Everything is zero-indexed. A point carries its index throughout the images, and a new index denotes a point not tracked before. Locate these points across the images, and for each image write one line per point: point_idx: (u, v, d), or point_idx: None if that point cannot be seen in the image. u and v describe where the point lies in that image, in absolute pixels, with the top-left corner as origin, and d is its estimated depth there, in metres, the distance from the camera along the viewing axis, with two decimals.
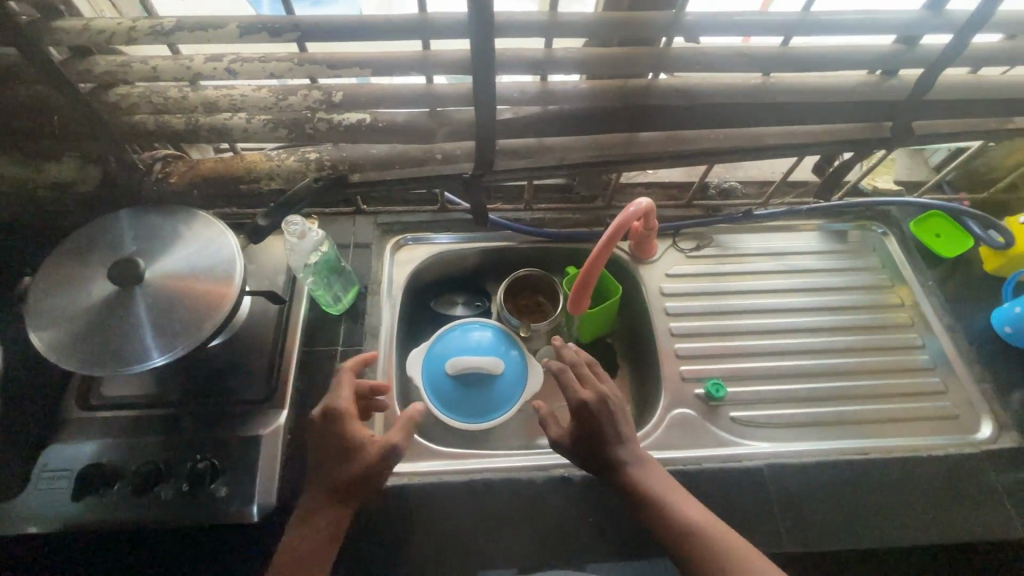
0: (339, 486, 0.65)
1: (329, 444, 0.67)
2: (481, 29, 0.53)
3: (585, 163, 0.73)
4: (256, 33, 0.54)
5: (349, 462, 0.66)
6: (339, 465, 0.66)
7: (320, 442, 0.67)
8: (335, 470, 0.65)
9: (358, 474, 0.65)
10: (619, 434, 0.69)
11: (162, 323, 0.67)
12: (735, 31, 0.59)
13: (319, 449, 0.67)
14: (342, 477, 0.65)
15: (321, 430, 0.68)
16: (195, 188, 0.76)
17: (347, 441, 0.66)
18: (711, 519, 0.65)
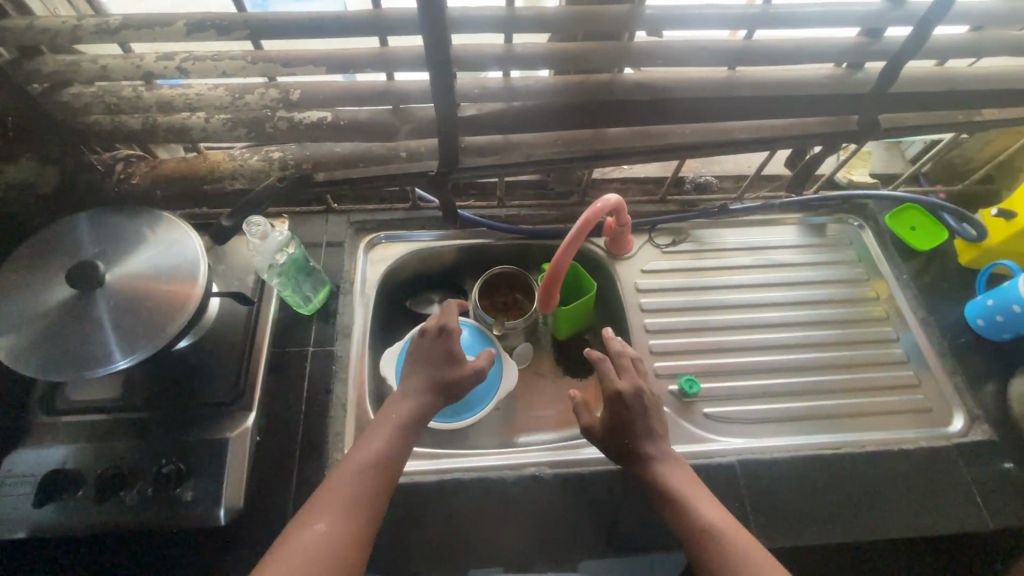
0: (444, 385, 0.74)
1: (437, 354, 0.76)
2: (434, 26, 0.52)
3: (552, 159, 0.73)
4: (205, 31, 0.53)
5: (457, 364, 0.76)
6: (455, 372, 0.75)
7: (431, 354, 0.76)
8: (440, 370, 0.74)
9: (445, 375, 0.74)
10: (649, 427, 0.70)
11: (125, 326, 0.66)
12: (696, 25, 0.58)
13: (429, 359, 0.75)
14: (451, 377, 0.74)
15: (422, 348, 0.77)
16: (157, 188, 0.74)
17: (456, 350, 0.76)
18: (731, 520, 0.63)
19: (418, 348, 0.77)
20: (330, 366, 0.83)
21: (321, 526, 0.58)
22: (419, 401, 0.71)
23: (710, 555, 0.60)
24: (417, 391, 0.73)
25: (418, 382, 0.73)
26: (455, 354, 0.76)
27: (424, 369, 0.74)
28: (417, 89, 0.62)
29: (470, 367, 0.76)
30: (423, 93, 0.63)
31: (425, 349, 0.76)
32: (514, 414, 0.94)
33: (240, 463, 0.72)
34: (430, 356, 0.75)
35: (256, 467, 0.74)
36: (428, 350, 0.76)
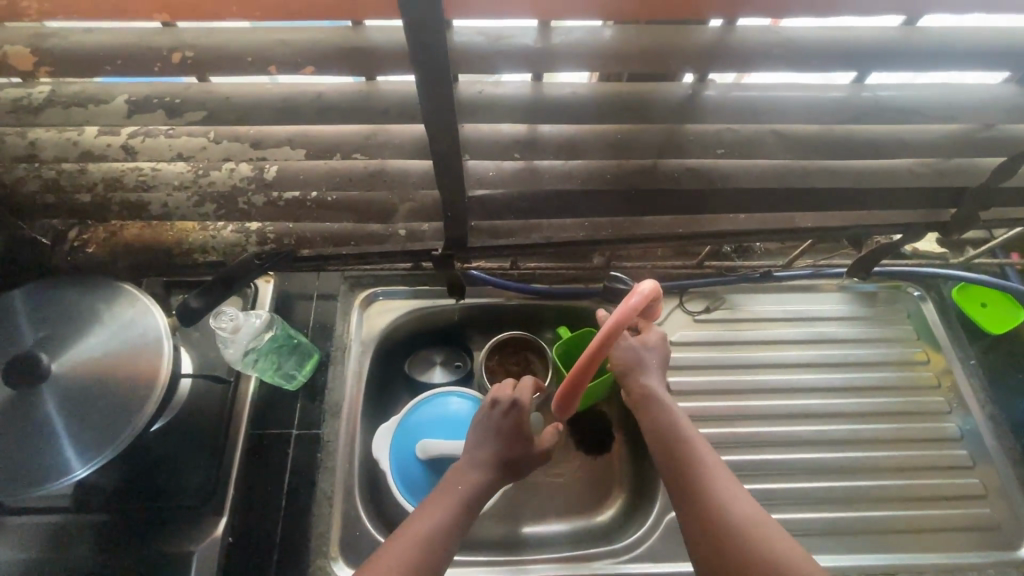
0: (513, 465, 0.64)
1: (507, 426, 0.65)
2: (438, 117, 0.41)
3: (578, 242, 0.61)
4: (150, 111, 0.42)
5: (528, 443, 0.66)
6: (524, 451, 0.65)
7: (501, 428, 0.65)
8: (511, 449, 0.64)
9: (516, 451, 0.65)
10: (648, 359, 0.69)
11: (74, 429, 0.57)
12: (772, 111, 0.46)
13: (500, 429, 0.65)
14: (522, 455, 0.65)
15: (492, 416, 0.67)
16: (117, 258, 0.65)
17: (528, 428, 0.66)
18: (707, 445, 0.62)
19: (485, 421, 0.67)
20: (317, 453, 0.74)
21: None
22: (484, 476, 0.62)
23: (684, 479, 0.58)
24: (479, 464, 0.63)
25: (487, 454, 0.64)
26: (528, 430, 0.66)
27: (493, 446, 0.64)
28: (419, 170, 0.51)
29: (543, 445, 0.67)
30: (425, 176, 0.51)
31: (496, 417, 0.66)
32: (522, 500, 0.84)
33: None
34: (501, 430, 0.65)
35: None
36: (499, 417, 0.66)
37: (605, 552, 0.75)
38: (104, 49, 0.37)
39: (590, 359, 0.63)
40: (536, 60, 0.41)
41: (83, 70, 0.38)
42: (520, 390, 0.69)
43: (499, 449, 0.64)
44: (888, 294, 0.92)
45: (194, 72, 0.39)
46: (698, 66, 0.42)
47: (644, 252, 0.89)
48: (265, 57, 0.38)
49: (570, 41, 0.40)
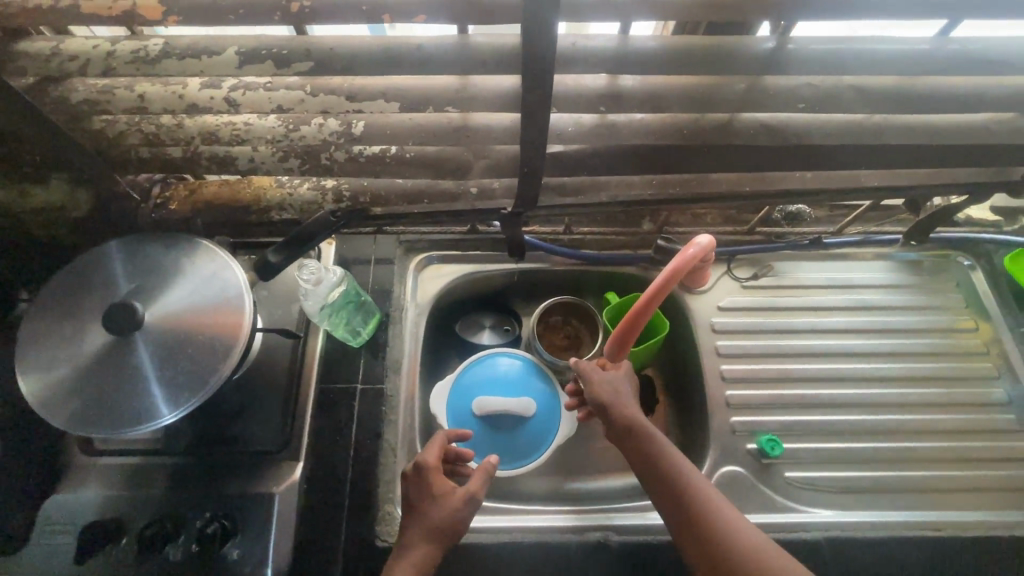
0: (438, 528, 0.63)
1: (415, 496, 0.66)
2: (535, 63, 0.42)
3: (644, 202, 0.63)
4: (259, 62, 0.44)
5: (443, 502, 0.65)
6: (437, 510, 0.64)
7: (413, 505, 0.66)
8: (426, 515, 0.64)
9: (434, 514, 0.64)
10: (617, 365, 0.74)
11: (165, 375, 0.60)
12: (856, 64, 0.46)
13: (410, 503, 0.66)
14: (438, 514, 0.64)
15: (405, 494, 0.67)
16: (197, 215, 0.68)
17: (434, 487, 0.66)
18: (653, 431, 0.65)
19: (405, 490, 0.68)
20: (380, 406, 0.77)
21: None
22: (415, 547, 0.62)
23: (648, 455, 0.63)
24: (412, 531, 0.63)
25: (410, 529, 0.64)
26: (434, 487, 0.66)
27: (413, 516, 0.65)
28: (498, 125, 0.53)
29: (459, 492, 0.65)
30: (507, 130, 0.53)
31: (407, 491, 0.67)
32: (570, 457, 0.87)
33: (285, 518, 0.67)
34: (414, 504, 0.65)
35: (303, 518, 0.69)
36: (408, 492, 0.67)
37: None
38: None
39: (634, 321, 0.68)
40: (630, 9, 0.42)
41: (205, 17, 0.40)
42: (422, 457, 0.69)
43: (418, 516, 0.64)
44: (936, 263, 0.93)
45: (308, 22, 0.40)
46: (791, 14, 0.43)
47: (693, 220, 0.90)
48: (378, 5, 0.39)
49: None
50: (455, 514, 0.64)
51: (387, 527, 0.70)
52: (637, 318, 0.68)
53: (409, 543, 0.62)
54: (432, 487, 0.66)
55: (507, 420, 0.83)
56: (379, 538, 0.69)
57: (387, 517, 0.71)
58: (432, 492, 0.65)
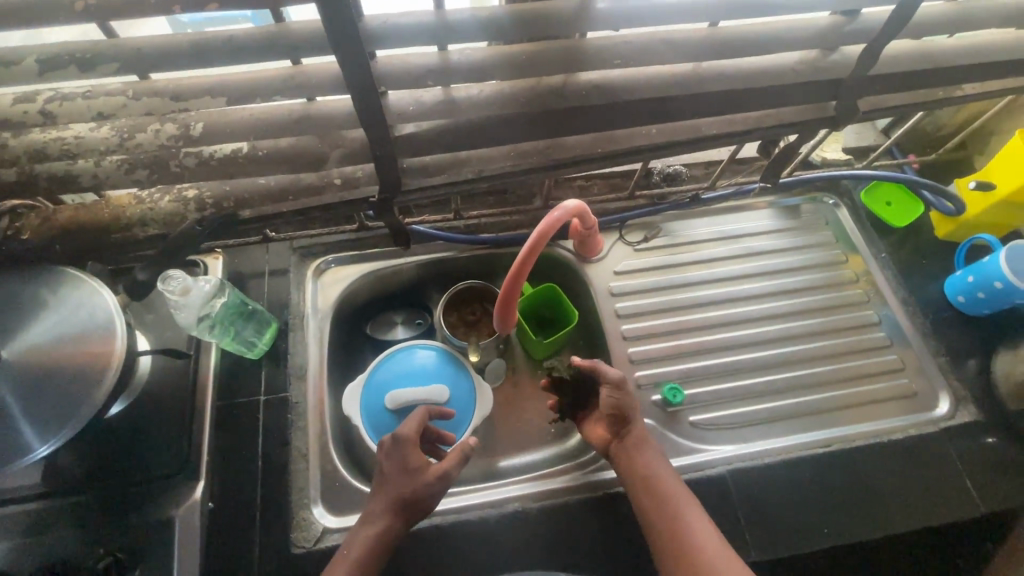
0: (407, 503, 0.66)
1: (391, 473, 0.67)
2: (347, 44, 0.44)
3: (508, 174, 0.66)
4: (62, 67, 0.43)
5: (417, 476, 0.67)
6: (409, 492, 0.66)
7: (386, 480, 0.67)
8: (398, 487, 0.66)
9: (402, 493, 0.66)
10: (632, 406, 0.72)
11: (34, 409, 0.58)
12: (654, 17, 0.51)
13: (384, 476, 0.67)
14: (408, 493, 0.66)
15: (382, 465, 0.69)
16: (56, 242, 0.65)
17: (412, 460, 0.68)
18: (677, 489, 0.67)
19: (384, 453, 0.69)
20: (285, 414, 0.76)
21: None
22: (377, 523, 0.65)
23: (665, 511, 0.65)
24: (381, 506, 0.66)
25: (376, 506, 0.66)
26: (412, 466, 0.68)
27: (384, 487, 0.67)
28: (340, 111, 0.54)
29: (435, 470, 0.68)
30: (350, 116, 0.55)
31: (385, 463, 0.69)
32: (493, 438, 0.89)
33: (189, 541, 0.65)
34: (387, 479, 0.67)
35: (211, 539, 0.67)
36: (386, 465, 0.68)
37: (579, 465, 0.77)
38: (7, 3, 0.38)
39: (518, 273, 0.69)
40: None
41: None
42: (407, 425, 0.70)
43: (388, 490, 0.67)
44: (807, 205, 1.00)
45: (102, 18, 0.40)
46: None
47: (581, 193, 0.93)
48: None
49: None
50: (425, 493, 0.67)
51: (303, 533, 0.70)
52: (520, 271, 0.69)
53: (372, 519, 0.65)
54: (410, 463, 0.68)
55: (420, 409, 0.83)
56: (295, 546, 0.69)
57: (302, 524, 0.70)
58: (412, 470, 0.67)
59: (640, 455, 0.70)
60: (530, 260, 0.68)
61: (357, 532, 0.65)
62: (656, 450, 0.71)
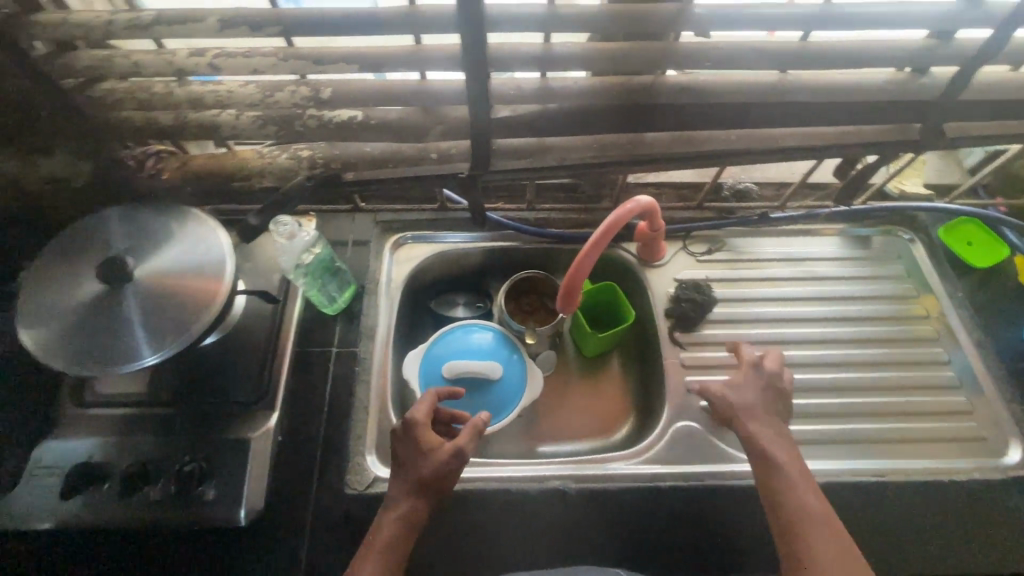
0: (428, 484, 0.64)
1: (404, 452, 0.67)
2: (470, 26, 0.50)
3: (588, 164, 0.70)
4: (236, 27, 0.51)
5: (430, 458, 0.65)
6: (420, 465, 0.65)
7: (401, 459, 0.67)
8: (414, 469, 0.65)
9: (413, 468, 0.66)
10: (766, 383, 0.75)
11: (151, 322, 0.66)
12: (747, 23, 0.55)
13: (400, 464, 0.66)
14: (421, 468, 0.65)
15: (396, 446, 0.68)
16: (187, 184, 0.74)
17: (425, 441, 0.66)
18: (799, 469, 0.67)
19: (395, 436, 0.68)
20: (353, 367, 0.82)
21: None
22: (399, 506, 0.64)
23: (779, 479, 0.66)
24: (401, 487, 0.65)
25: (395, 491, 0.65)
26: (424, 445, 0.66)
27: (398, 471, 0.66)
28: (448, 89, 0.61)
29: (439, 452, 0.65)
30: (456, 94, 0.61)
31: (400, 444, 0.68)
32: (537, 423, 0.93)
33: (258, 464, 0.71)
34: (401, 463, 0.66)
35: (277, 466, 0.74)
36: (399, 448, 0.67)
37: (622, 456, 0.79)
38: None
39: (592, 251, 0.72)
40: None
41: None
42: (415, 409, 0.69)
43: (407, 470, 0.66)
44: (880, 237, 0.99)
45: None
46: None
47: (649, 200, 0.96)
48: None
49: None
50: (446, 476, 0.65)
51: (357, 477, 0.74)
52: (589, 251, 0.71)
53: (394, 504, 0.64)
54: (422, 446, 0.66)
55: (473, 384, 0.88)
56: (348, 488, 0.73)
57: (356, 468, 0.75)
58: (427, 453, 0.66)
59: (763, 425, 0.71)
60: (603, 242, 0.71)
61: (377, 528, 0.64)
62: (784, 432, 0.71)
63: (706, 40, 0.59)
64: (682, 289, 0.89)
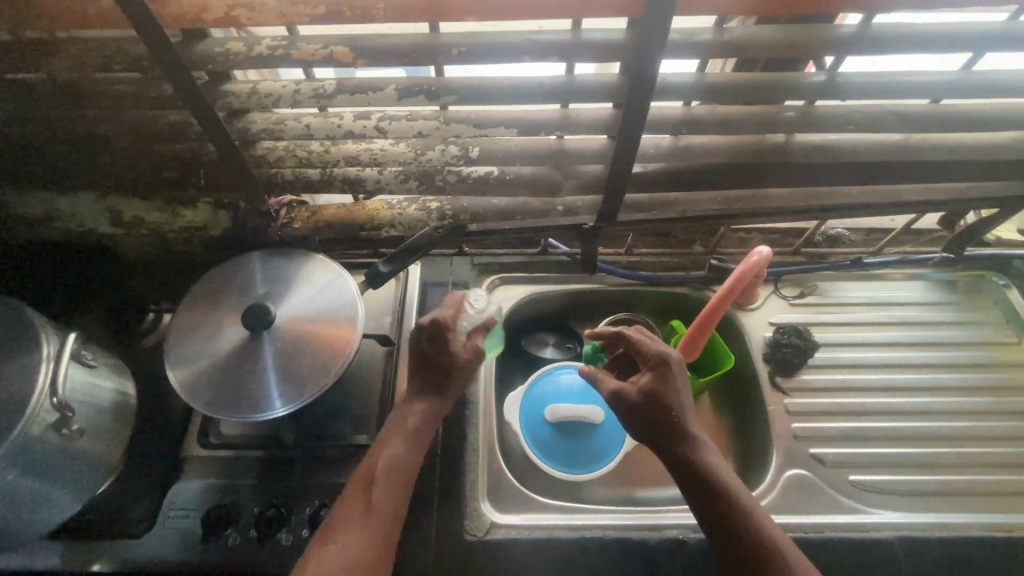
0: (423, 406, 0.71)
1: (426, 348, 0.71)
2: (635, 100, 0.53)
3: (709, 217, 0.73)
4: (414, 96, 0.55)
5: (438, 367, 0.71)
6: (445, 344, 0.71)
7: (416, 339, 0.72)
8: (428, 378, 0.71)
9: (433, 340, 0.71)
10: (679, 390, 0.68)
11: (288, 368, 0.68)
12: (894, 92, 0.57)
13: (434, 378, 0.71)
14: (449, 356, 0.71)
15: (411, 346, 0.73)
16: (317, 233, 0.77)
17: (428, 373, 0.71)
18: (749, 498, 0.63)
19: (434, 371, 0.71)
20: (462, 410, 0.84)
21: (376, 504, 0.62)
22: (428, 409, 0.70)
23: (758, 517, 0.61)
24: (420, 417, 0.69)
25: (425, 401, 0.70)
26: (432, 361, 0.71)
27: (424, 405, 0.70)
28: (589, 149, 0.64)
29: (419, 329, 0.71)
30: (596, 154, 0.64)
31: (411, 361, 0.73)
32: (635, 468, 0.91)
33: None
34: (418, 349, 0.71)
35: None
36: (417, 359, 0.72)
37: None
38: (403, 47, 0.51)
39: (725, 295, 0.77)
40: (709, 51, 0.53)
41: (384, 59, 0.52)
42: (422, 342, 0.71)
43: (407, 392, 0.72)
44: (974, 282, 0.99)
45: (465, 61, 0.53)
46: (833, 53, 0.54)
47: (741, 245, 0.98)
48: (518, 49, 0.52)
49: (740, 36, 0.52)
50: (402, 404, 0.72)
51: (475, 522, 0.75)
52: (721, 302, 0.77)
53: (428, 405, 0.70)
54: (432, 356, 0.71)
55: (575, 427, 0.89)
56: (467, 533, 0.74)
57: (474, 513, 0.76)
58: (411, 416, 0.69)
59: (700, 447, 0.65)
60: (728, 298, 0.77)
61: (403, 412, 0.70)
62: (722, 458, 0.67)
63: (840, 105, 0.62)
64: (782, 333, 0.90)
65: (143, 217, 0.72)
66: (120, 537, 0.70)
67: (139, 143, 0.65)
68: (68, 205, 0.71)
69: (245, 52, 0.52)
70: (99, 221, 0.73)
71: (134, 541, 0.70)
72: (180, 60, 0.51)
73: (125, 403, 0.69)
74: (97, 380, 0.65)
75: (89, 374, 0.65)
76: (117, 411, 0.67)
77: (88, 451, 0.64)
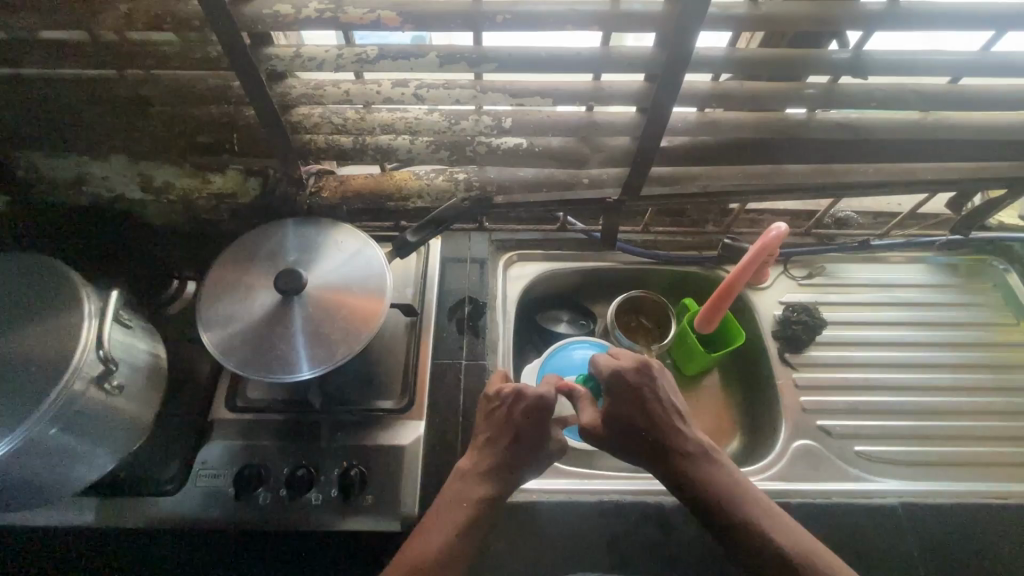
0: (490, 473, 0.69)
1: (523, 423, 0.71)
2: (672, 70, 0.55)
3: (728, 192, 0.75)
4: (456, 63, 0.57)
5: (524, 441, 0.71)
6: (542, 425, 0.71)
7: (514, 412, 0.72)
8: (513, 445, 0.70)
9: (529, 416, 0.71)
10: (644, 403, 0.70)
11: (318, 333, 0.68)
12: (917, 69, 0.59)
13: (518, 455, 0.70)
14: (539, 438, 0.71)
15: (496, 415, 0.73)
16: (345, 203, 0.79)
17: (516, 440, 0.71)
18: (746, 494, 0.67)
19: (518, 443, 0.71)
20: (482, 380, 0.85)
21: (430, 545, 0.63)
22: (494, 488, 0.68)
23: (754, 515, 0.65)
24: (482, 473, 0.69)
25: (496, 477, 0.69)
26: (520, 440, 0.71)
27: (494, 471, 0.69)
28: (618, 121, 0.65)
29: (528, 401, 0.72)
30: (625, 126, 0.66)
31: (492, 429, 0.72)
32: None
33: (409, 472, 0.74)
34: (511, 421, 0.71)
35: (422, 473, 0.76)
36: (501, 430, 0.71)
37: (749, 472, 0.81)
38: (449, 12, 0.53)
39: (745, 266, 0.80)
40: (744, 25, 0.55)
41: (430, 23, 0.53)
42: (516, 410, 0.72)
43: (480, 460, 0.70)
44: (975, 266, 1.02)
45: (508, 28, 0.54)
46: (862, 28, 0.55)
47: (753, 225, 1.00)
48: (560, 17, 0.53)
49: (776, 10, 0.54)
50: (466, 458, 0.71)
51: None
52: (744, 269, 0.80)
53: (495, 483, 0.68)
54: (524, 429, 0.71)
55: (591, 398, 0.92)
56: None
57: None
58: (470, 467, 0.70)
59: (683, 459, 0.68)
60: (752, 265, 0.80)
61: (459, 465, 0.70)
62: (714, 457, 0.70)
63: (860, 83, 0.64)
64: (792, 311, 0.92)
65: (173, 182, 0.74)
66: (150, 496, 0.71)
67: (177, 106, 0.67)
68: (101, 169, 0.73)
69: (295, 15, 0.53)
70: (131, 186, 0.74)
71: (163, 499, 0.71)
72: (231, 20, 0.52)
73: (158, 365, 0.70)
74: (132, 340, 0.66)
75: (126, 334, 0.66)
76: (151, 373, 0.69)
77: (125, 410, 0.65)
